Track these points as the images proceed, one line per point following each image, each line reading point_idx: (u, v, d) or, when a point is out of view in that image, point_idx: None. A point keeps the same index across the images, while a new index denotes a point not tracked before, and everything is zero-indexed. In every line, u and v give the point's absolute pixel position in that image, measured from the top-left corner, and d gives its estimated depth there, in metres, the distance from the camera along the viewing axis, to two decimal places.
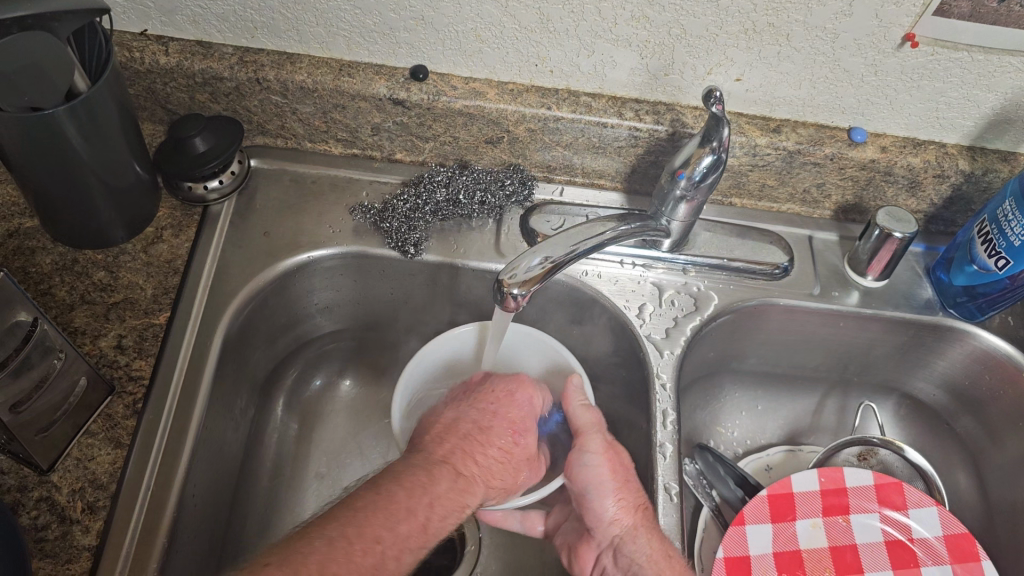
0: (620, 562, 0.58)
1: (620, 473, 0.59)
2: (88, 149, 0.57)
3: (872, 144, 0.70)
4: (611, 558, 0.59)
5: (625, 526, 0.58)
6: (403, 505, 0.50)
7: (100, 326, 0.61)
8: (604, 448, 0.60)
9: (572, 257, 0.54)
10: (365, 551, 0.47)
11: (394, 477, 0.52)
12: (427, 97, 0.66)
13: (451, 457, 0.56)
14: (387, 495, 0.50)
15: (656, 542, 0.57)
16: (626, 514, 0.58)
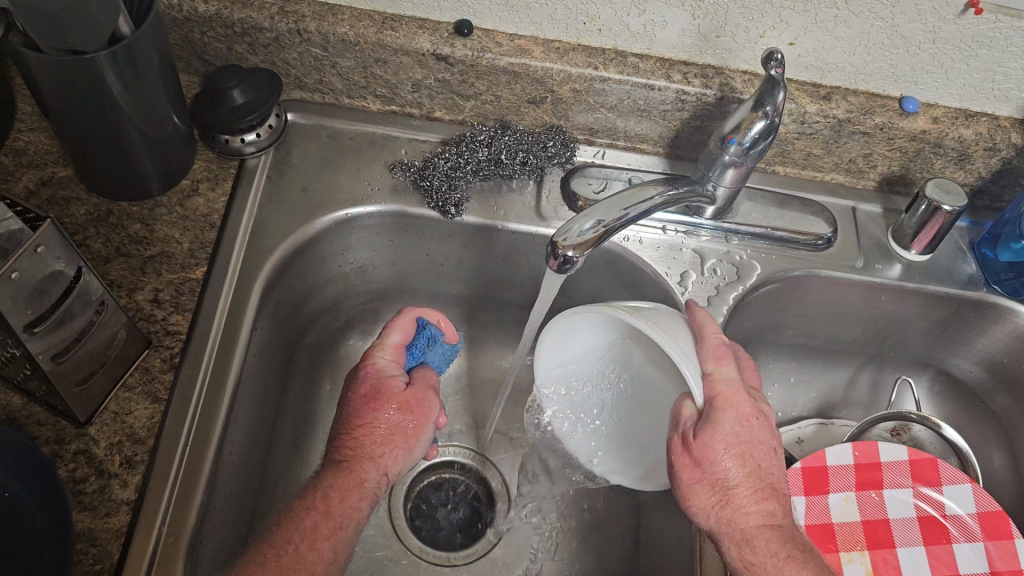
0: None
1: (693, 474, 0.54)
2: (126, 97, 0.55)
3: (924, 114, 0.68)
4: None
5: (710, 526, 0.54)
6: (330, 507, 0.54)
7: (136, 280, 0.60)
8: (676, 449, 0.55)
9: (623, 221, 0.52)
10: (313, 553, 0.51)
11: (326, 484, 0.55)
12: (471, 54, 0.64)
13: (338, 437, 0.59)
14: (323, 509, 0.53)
15: (732, 546, 0.52)
16: (701, 516, 0.54)
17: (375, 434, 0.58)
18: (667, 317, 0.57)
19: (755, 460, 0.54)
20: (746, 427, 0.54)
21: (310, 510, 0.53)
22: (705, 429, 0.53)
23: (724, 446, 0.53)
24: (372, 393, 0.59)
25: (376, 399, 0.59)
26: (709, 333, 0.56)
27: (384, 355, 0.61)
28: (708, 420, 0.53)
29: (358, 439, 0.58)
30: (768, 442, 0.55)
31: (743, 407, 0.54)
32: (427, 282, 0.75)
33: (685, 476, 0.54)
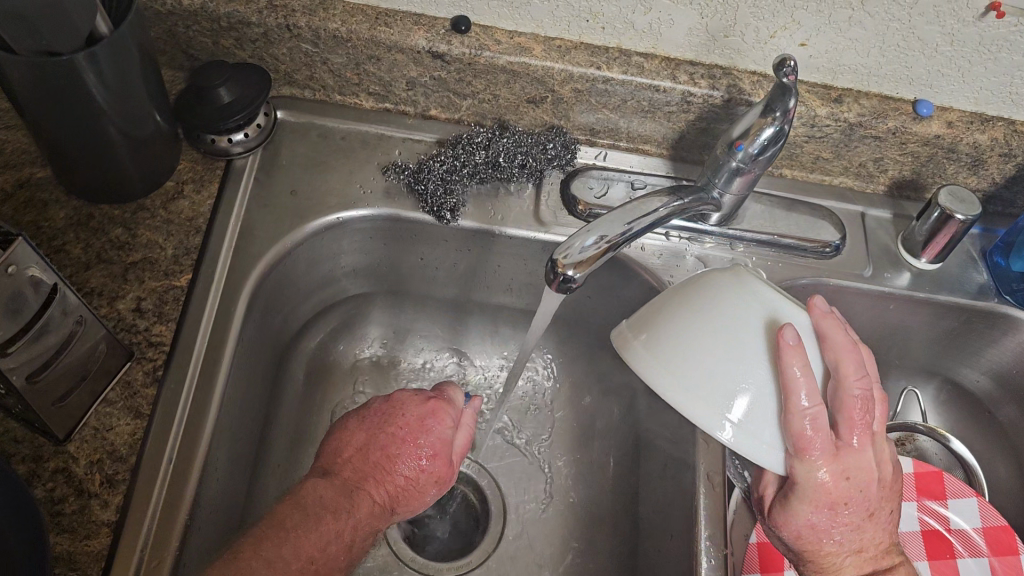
0: None
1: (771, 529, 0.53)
2: (106, 96, 0.52)
3: (938, 118, 0.65)
4: None
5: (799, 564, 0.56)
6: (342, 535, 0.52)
7: (118, 288, 0.58)
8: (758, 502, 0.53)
9: (628, 236, 0.50)
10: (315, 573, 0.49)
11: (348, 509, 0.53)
12: (469, 51, 0.62)
13: (364, 470, 0.55)
14: (335, 541, 0.51)
15: None
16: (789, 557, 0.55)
17: (411, 490, 0.56)
18: (737, 379, 0.45)
19: (834, 540, 0.51)
20: (827, 515, 0.49)
21: (329, 535, 0.51)
22: (780, 514, 0.51)
23: (799, 527, 0.50)
24: (427, 448, 0.57)
25: (427, 459, 0.57)
26: (797, 410, 0.45)
27: (445, 411, 0.59)
28: (782, 507, 0.50)
29: (398, 485, 0.56)
30: (855, 517, 0.50)
31: (827, 496, 0.48)
32: (422, 285, 0.72)
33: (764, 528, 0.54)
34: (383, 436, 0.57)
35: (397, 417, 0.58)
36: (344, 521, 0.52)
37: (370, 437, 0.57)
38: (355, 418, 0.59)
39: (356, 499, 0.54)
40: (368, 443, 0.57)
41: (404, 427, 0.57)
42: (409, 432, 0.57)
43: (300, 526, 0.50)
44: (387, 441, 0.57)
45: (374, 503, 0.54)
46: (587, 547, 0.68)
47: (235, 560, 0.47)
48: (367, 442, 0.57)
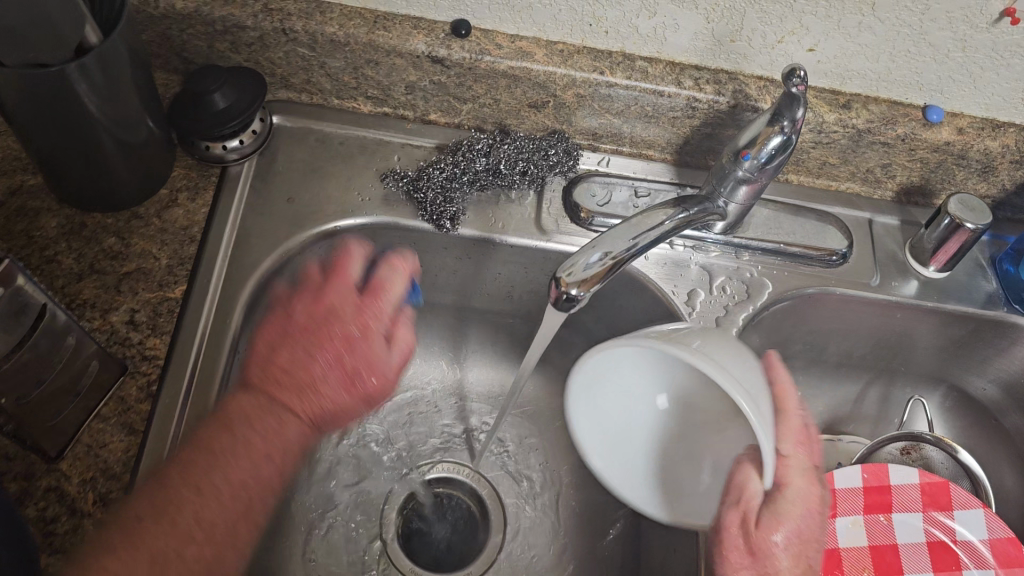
0: None
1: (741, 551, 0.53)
2: (99, 106, 0.51)
3: (948, 125, 0.64)
4: None
5: None
6: (267, 455, 0.53)
7: (111, 300, 0.56)
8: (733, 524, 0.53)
9: (633, 252, 0.48)
10: (236, 499, 0.51)
11: (268, 433, 0.54)
12: (469, 56, 0.60)
13: (288, 384, 0.56)
14: (260, 468, 0.53)
15: None
16: None
17: (338, 391, 0.57)
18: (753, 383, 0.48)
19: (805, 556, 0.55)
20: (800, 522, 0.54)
21: (259, 461, 0.53)
22: (767, 525, 0.53)
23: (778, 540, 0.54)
24: (358, 356, 0.58)
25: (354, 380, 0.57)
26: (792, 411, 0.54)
27: (376, 309, 0.59)
28: (772, 513, 0.53)
29: (332, 382, 0.57)
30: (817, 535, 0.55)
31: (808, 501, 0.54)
32: (420, 292, 0.71)
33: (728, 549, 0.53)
34: (311, 357, 0.57)
35: (324, 329, 0.58)
36: (264, 447, 0.53)
37: (295, 353, 0.57)
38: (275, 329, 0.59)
39: (279, 416, 0.55)
40: (296, 355, 0.57)
41: (331, 341, 0.58)
42: (341, 346, 0.58)
43: (228, 450, 0.52)
44: (316, 357, 0.57)
45: (300, 420, 0.56)
46: (587, 557, 0.67)
47: (161, 481, 0.49)
48: (295, 360, 0.57)
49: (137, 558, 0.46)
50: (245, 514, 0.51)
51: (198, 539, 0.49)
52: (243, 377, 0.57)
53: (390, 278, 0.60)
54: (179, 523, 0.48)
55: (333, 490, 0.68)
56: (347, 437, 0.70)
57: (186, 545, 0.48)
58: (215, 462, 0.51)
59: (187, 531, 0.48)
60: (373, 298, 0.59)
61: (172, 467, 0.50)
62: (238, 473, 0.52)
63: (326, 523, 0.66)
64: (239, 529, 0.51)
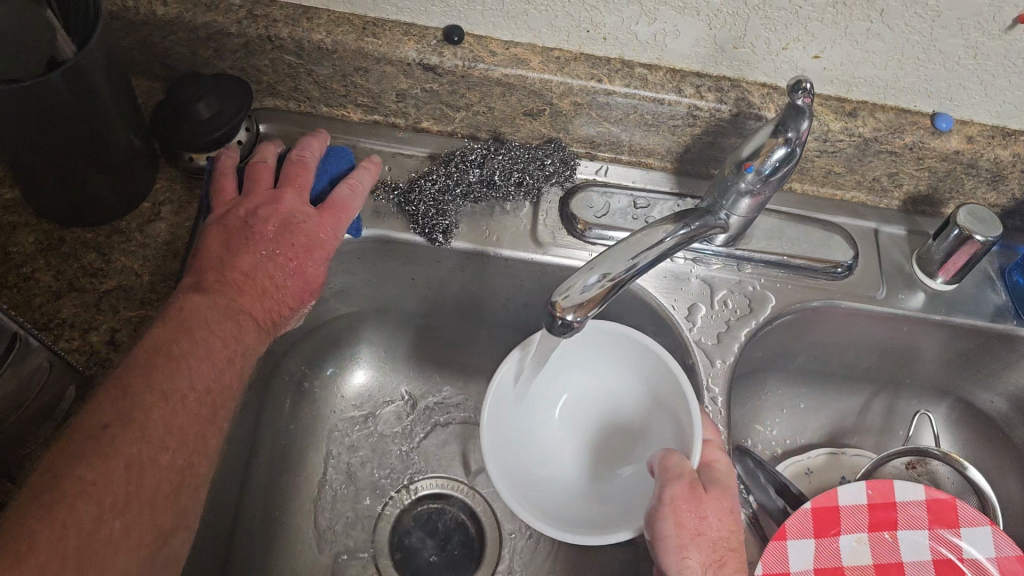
0: None
1: (692, 525, 0.50)
2: (75, 120, 0.49)
3: (958, 133, 0.62)
4: None
5: None
6: (226, 357, 0.50)
7: (90, 319, 0.54)
8: (680, 492, 0.51)
9: (633, 272, 0.46)
10: (200, 402, 0.48)
11: (223, 337, 0.50)
12: (462, 64, 0.58)
13: (245, 288, 0.52)
14: (222, 373, 0.50)
15: None
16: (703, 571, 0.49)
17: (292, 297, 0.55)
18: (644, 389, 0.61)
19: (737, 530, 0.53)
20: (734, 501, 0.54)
21: (222, 365, 0.50)
22: (712, 487, 0.52)
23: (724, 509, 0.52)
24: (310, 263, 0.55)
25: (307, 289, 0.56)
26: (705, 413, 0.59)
27: (333, 216, 0.57)
28: (712, 479, 0.53)
29: (286, 290, 0.54)
30: None
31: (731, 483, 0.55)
32: (413, 304, 0.69)
33: (677, 520, 0.50)
34: (270, 261, 0.54)
35: (283, 233, 0.54)
36: (223, 346, 0.50)
37: (247, 256, 0.53)
38: (217, 233, 0.54)
39: (241, 322, 0.52)
40: (248, 254, 0.53)
41: (292, 249, 0.54)
42: (300, 250, 0.55)
43: (189, 354, 0.48)
44: (271, 265, 0.54)
45: (257, 326, 0.53)
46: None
47: (124, 390, 0.45)
48: (251, 266, 0.53)
49: (112, 469, 0.43)
50: (208, 421, 0.49)
51: (171, 448, 0.46)
52: (195, 278, 0.52)
53: (347, 192, 0.58)
54: (150, 432, 0.45)
55: (324, 509, 0.66)
56: (337, 452, 0.69)
57: (160, 452, 0.45)
58: (177, 368, 0.47)
59: (158, 439, 0.45)
60: (332, 207, 0.57)
61: (125, 374, 0.46)
62: (203, 380, 0.49)
63: (315, 542, 0.64)
64: (207, 433, 0.49)
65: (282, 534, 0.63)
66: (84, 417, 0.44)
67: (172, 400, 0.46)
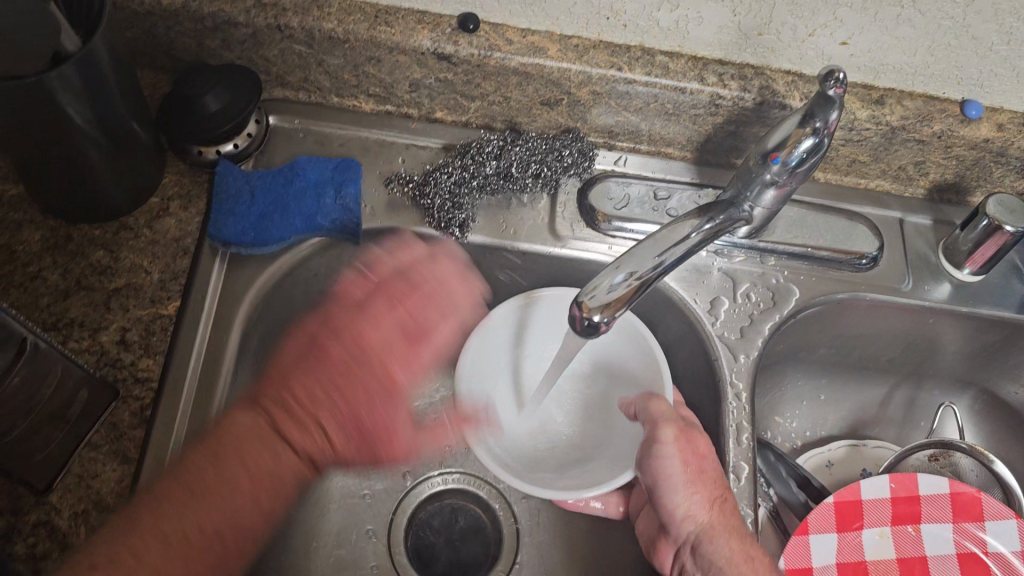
0: (699, 562, 0.51)
1: (693, 463, 0.52)
2: (81, 114, 0.47)
3: (988, 121, 0.60)
4: (690, 558, 0.52)
5: (702, 523, 0.51)
6: (244, 485, 0.48)
7: (100, 319, 0.53)
8: (677, 434, 0.52)
9: (660, 270, 0.45)
10: (202, 531, 0.46)
11: (242, 452, 0.49)
12: (477, 52, 0.56)
13: (297, 406, 0.52)
14: (228, 497, 0.47)
15: (737, 542, 0.51)
16: (703, 509, 0.51)
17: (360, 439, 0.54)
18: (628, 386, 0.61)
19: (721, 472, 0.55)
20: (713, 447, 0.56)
21: (258, 495, 0.48)
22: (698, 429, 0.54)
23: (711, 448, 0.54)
24: (376, 433, 0.54)
25: (366, 438, 0.53)
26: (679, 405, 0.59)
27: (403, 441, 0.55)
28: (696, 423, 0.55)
29: (347, 435, 0.53)
30: None
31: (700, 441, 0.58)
32: None
33: (680, 462, 0.52)
34: (322, 381, 0.53)
35: (352, 355, 0.54)
36: (239, 467, 0.48)
37: (301, 381, 0.53)
38: (303, 349, 0.55)
39: (282, 452, 0.50)
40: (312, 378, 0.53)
41: (359, 369, 0.54)
42: (372, 389, 0.54)
43: (230, 491, 0.47)
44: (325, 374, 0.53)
45: (297, 459, 0.51)
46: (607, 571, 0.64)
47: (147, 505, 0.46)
48: (311, 392, 0.52)
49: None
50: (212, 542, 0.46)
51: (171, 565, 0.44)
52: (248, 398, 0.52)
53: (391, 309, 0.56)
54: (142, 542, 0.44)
55: (340, 507, 0.65)
56: None
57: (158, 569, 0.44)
58: (208, 492, 0.47)
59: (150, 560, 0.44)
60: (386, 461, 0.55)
61: (165, 486, 0.47)
62: (232, 508, 0.47)
63: (331, 540, 0.64)
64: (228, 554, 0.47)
65: (297, 533, 0.63)
66: (128, 510, 0.46)
67: (172, 543, 0.44)
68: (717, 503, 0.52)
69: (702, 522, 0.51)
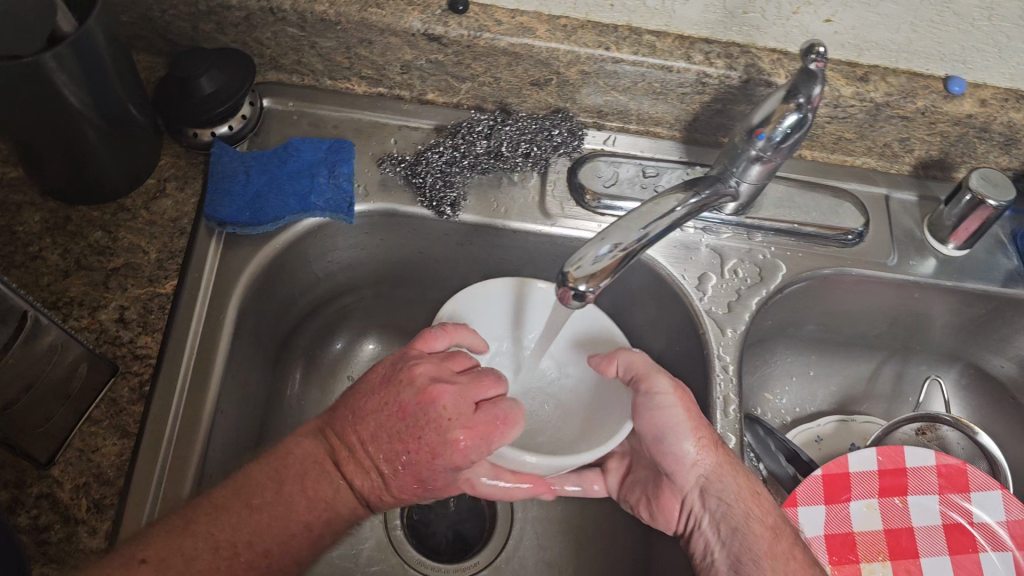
0: (711, 504, 0.53)
1: (692, 408, 0.54)
2: (79, 96, 0.48)
3: (971, 96, 0.61)
4: (700, 503, 0.54)
5: (710, 466, 0.53)
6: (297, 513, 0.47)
7: (99, 297, 0.54)
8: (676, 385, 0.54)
9: (644, 242, 0.46)
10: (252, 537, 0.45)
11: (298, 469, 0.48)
12: (467, 33, 0.57)
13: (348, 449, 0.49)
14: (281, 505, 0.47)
15: (742, 479, 0.54)
16: (709, 452, 0.53)
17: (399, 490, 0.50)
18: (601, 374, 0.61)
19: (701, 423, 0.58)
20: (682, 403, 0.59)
21: (286, 530, 0.46)
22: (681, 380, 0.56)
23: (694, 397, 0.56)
24: (432, 484, 0.49)
25: (422, 485, 0.49)
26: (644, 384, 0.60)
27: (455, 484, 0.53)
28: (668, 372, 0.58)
29: (400, 480, 0.49)
30: None
31: None
32: (421, 278, 0.69)
33: (683, 411, 0.54)
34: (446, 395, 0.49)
35: (421, 413, 0.48)
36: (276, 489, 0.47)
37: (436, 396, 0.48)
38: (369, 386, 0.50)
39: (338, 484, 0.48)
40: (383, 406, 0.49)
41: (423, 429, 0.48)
42: (426, 445, 0.48)
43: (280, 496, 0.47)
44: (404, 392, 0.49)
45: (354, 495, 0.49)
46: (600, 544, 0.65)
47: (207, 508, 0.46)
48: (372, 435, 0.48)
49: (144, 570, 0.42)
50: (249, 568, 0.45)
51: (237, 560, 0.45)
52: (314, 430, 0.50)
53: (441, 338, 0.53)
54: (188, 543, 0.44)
55: None
56: None
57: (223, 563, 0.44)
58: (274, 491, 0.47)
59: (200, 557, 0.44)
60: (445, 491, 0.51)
61: (223, 494, 0.46)
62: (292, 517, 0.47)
63: None
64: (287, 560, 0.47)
65: None
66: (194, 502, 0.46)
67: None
68: (719, 447, 0.54)
69: (709, 464, 0.54)
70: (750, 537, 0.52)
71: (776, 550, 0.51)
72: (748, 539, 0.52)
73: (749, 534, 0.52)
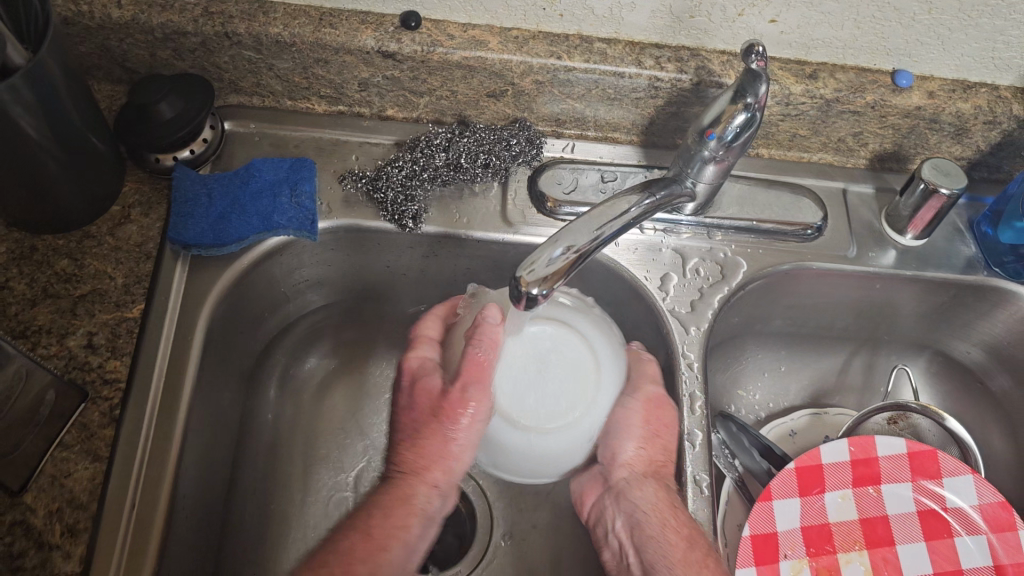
0: (621, 506, 0.56)
1: (653, 425, 0.57)
2: (37, 126, 0.49)
3: (918, 89, 0.62)
4: (610, 502, 0.57)
5: (636, 472, 0.56)
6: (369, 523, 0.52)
7: (67, 324, 0.55)
8: (651, 399, 0.58)
9: (598, 242, 0.47)
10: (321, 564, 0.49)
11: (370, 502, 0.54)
12: (420, 49, 0.58)
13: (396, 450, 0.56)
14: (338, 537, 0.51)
15: (662, 493, 0.55)
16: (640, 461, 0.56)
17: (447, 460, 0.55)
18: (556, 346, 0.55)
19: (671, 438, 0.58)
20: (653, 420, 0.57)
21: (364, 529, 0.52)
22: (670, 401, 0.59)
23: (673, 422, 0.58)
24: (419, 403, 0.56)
25: (428, 413, 0.55)
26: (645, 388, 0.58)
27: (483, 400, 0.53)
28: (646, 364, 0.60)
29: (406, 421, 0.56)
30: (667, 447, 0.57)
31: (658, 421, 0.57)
32: (391, 290, 0.70)
33: (643, 420, 0.57)
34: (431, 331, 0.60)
35: None
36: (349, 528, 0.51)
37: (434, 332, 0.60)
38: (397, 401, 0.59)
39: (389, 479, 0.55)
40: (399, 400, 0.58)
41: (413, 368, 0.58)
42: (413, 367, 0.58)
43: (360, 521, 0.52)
44: None
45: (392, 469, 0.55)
46: (579, 546, 0.65)
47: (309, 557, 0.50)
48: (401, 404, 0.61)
49: None
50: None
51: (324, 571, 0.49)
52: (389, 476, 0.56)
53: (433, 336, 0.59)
54: None
55: (318, 498, 0.66)
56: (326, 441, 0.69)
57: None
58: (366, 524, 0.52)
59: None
60: (451, 408, 0.53)
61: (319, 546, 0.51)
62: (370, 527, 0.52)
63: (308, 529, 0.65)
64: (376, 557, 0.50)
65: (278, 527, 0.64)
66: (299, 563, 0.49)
67: None
68: (658, 468, 0.57)
69: (638, 473, 0.56)
70: (663, 544, 0.53)
71: (690, 557, 0.51)
72: (661, 548, 0.52)
73: (660, 543, 0.53)
